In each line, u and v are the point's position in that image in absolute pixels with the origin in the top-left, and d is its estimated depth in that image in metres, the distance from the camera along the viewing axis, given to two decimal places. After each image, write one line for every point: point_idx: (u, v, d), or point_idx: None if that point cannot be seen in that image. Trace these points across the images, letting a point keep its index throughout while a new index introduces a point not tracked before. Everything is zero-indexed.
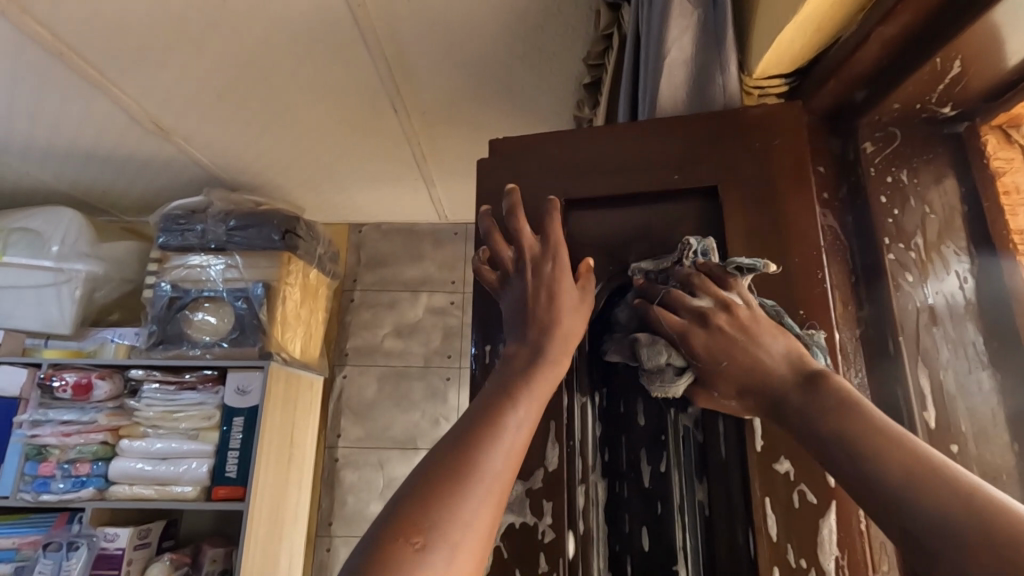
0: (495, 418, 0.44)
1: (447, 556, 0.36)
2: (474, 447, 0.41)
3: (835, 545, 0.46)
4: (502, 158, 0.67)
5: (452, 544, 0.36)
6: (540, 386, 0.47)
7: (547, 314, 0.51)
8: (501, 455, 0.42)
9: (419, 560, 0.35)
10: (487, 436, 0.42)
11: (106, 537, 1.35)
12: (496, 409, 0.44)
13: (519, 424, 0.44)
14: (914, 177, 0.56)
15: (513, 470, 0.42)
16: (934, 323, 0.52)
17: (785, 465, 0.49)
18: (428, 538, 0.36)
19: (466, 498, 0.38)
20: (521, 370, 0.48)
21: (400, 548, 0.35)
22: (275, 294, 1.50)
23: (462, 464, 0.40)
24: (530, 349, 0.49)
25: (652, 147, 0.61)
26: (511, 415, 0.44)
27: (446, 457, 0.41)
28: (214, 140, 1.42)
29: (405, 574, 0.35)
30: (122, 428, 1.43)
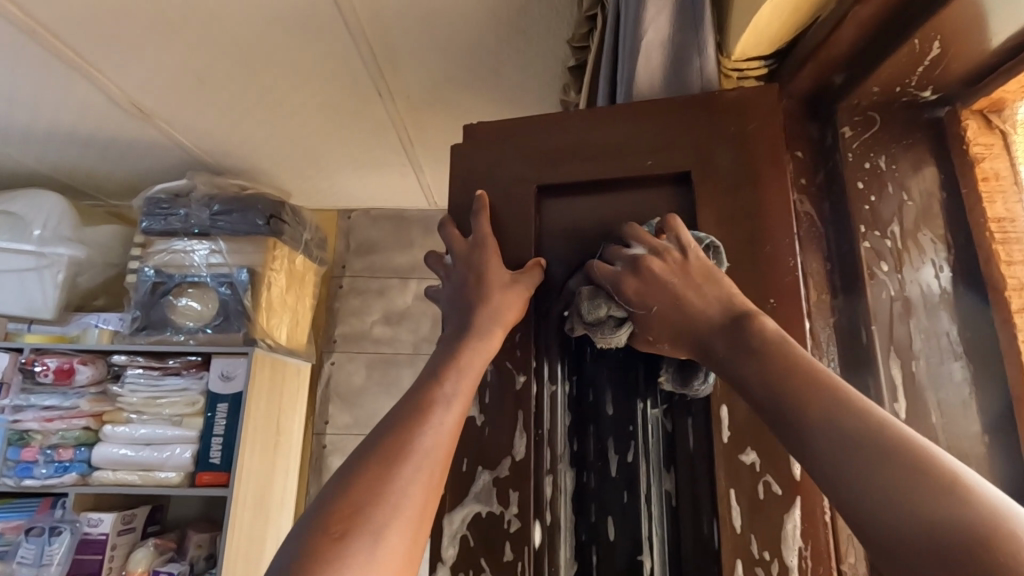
0: (425, 406, 0.45)
1: (371, 540, 0.37)
2: (400, 433, 0.43)
3: (798, 537, 0.46)
4: (475, 145, 0.65)
5: (377, 530, 0.38)
6: (468, 370, 0.49)
7: (476, 293, 0.54)
8: (428, 439, 0.44)
9: (342, 547, 0.36)
10: (415, 423, 0.44)
11: (89, 521, 1.35)
12: (426, 396, 0.46)
13: (445, 408, 0.46)
14: (892, 164, 0.55)
15: (441, 452, 0.44)
16: (908, 312, 0.51)
17: (751, 456, 0.48)
18: (352, 524, 0.37)
19: (390, 484, 0.40)
20: (452, 352, 0.51)
21: (321, 538, 0.36)
22: (260, 280, 1.48)
23: (387, 449, 0.42)
24: (461, 330, 0.52)
25: (625, 131, 0.59)
26: (439, 402, 0.46)
27: (374, 447, 0.42)
28: (196, 123, 1.40)
29: (330, 560, 0.35)
30: (106, 414, 1.42)
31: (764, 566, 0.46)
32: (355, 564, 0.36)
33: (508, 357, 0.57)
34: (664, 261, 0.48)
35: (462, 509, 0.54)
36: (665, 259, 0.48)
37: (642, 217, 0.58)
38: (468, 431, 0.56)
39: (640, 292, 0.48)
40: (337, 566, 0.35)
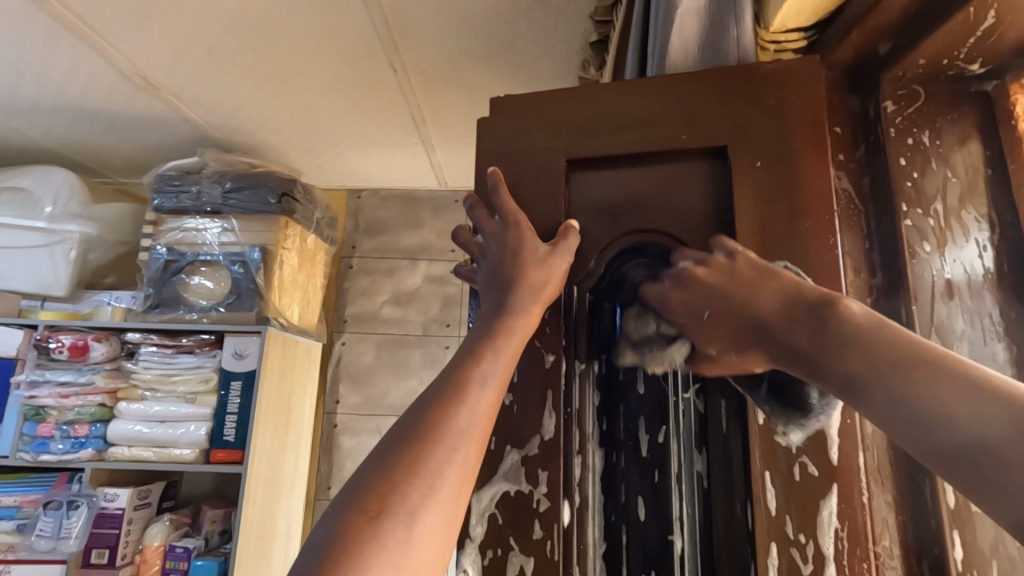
0: (461, 383, 0.45)
1: (406, 518, 0.37)
2: (436, 411, 0.42)
3: (835, 517, 0.45)
4: (502, 118, 0.64)
5: (411, 508, 0.37)
6: (506, 345, 0.48)
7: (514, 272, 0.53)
8: (465, 416, 0.43)
9: (375, 528, 0.36)
10: (451, 400, 0.43)
11: (106, 496, 1.36)
12: (462, 374, 0.45)
13: (481, 388, 0.45)
14: (936, 139, 0.53)
15: (480, 430, 0.43)
16: (951, 292, 0.50)
17: (787, 438, 0.47)
18: (386, 505, 0.37)
19: (425, 465, 0.39)
20: (489, 330, 0.49)
21: (354, 519, 0.37)
22: (273, 259, 1.48)
23: (424, 427, 0.41)
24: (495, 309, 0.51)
25: (659, 104, 0.58)
26: (476, 380, 0.45)
27: (409, 426, 0.42)
28: (207, 97, 1.38)
29: (365, 539, 0.36)
30: (120, 390, 1.43)
31: (800, 548, 0.45)
32: (389, 545, 0.36)
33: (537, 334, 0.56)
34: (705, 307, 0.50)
35: (490, 487, 0.54)
36: (711, 266, 0.49)
37: (675, 192, 0.57)
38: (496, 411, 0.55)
39: (687, 302, 0.50)
40: (371, 547, 0.36)
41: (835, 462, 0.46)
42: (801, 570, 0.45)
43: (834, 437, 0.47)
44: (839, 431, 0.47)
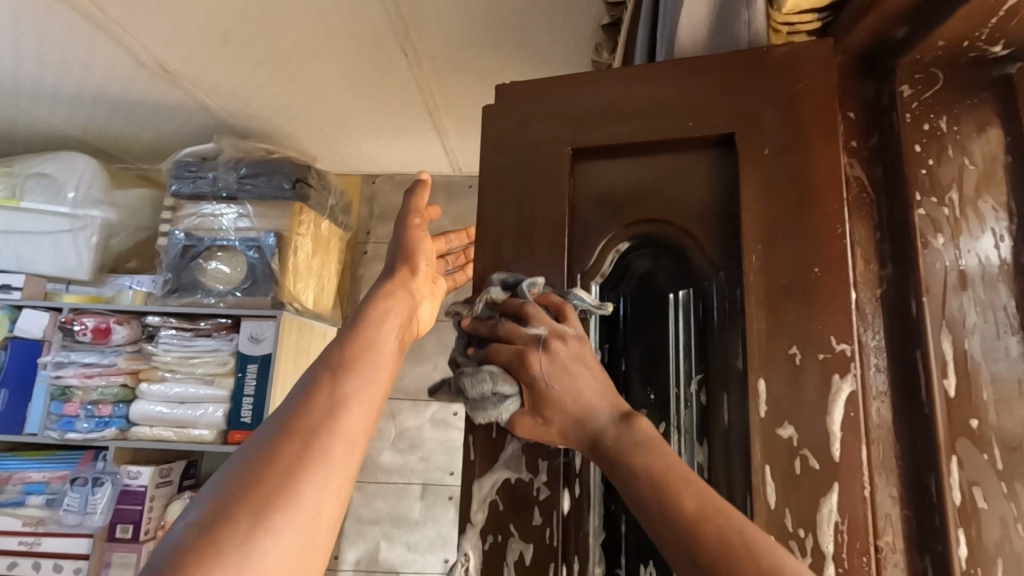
0: (319, 384, 0.47)
1: (248, 523, 0.39)
2: (293, 419, 0.45)
3: (835, 509, 0.45)
4: (507, 105, 0.63)
5: (261, 508, 0.40)
6: (370, 344, 0.51)
7: (391, 259, 0.61)
8: (321, 412, 0.45)
9: (216, 533, 0.38)
10: (308, 405, 0.46)
11: (129, 474, 1.40)
12: (327, 374, 0.48)
13: (344, 387, 0.47)
14: (953, 125, 0.51)
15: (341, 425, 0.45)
16: (965, 283, 0.48)
17: (788, 431, 0.47)
18: (227, 513, 0.39)
19: (278, 470, 0.42)
20: (357, 328, 0.53)
21: (197, 528, 0.38)
22: (287, 246, 1.50)
23: (279, 433, 0.44)
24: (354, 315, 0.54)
25: (666, 91, 0.57)
26: (337, 378, 0.48)
27: (264, 436, 0.44)
28: (222, 85, 1.39)
29: (208, 546, 0.38)
30: (141, 372, 1.47)
31: (798, 541, 0.45)
32: (229, 547, 0.38)
33: None
34: (564, 343, 0.52)
35: (491, 476, 0.54)
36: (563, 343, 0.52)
37: (681, 183, 0.56)
38: None
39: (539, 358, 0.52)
40: (209, 551, 0.37)
41: (838, 458, 0.46)
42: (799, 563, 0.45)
43: (837, 431, 0.46)
44: (842, 426, 0.46)
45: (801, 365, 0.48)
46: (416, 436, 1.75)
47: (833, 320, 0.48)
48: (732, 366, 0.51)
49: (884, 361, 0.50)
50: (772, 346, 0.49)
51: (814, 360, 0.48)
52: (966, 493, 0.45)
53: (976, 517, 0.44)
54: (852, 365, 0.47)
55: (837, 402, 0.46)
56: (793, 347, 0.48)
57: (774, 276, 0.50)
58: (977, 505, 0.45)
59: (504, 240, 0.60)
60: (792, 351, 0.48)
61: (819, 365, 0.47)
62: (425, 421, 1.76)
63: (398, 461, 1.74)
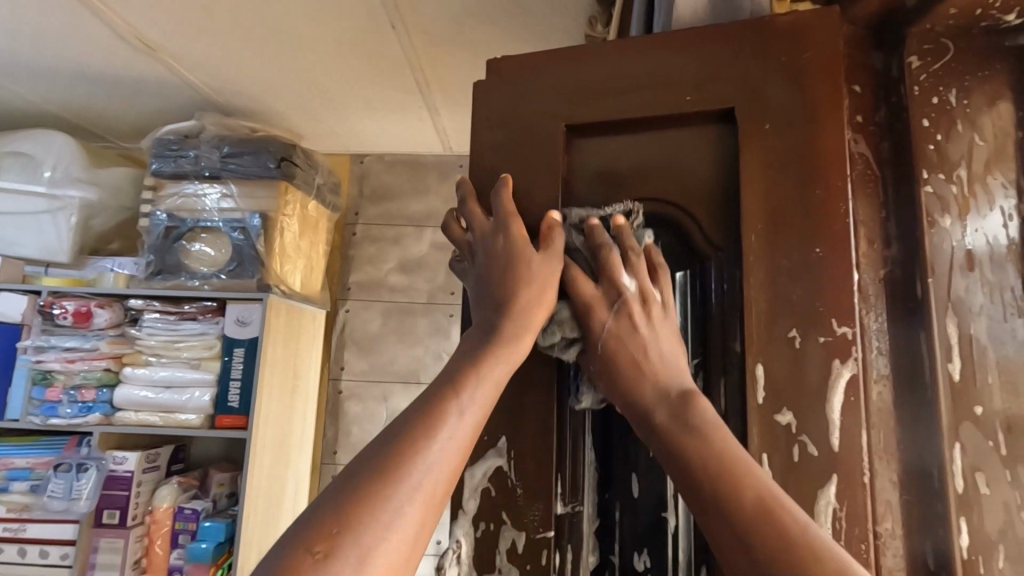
0: (438, 416, 0.44)
1: (354, 562, 0.37)
2: (406, 448, 0.42)
3: (834, 495, 0.44)
4: (499, 81, 0.60)
5: (364, 546, 0.37)
6: (489, 380, 0.47)
7: (497, 299, 0.51)
8: (434, 453, 0.43)
9: (320, 567, 0.36)
10: (423, 435, 0.43)
11: (115, 459, 1.38)
12: (440, 404, 0.45)
13: (457, 421, 0.44)
14: (963, 98, 0.49)
15: (447, 469, 0.43)
16: (970, 262, 0.47)
17: (787, 417, 0.45)
18: (333, 547, 0.37)
19: (386, 504, 0.39)
20: (474, 354, 0.49)
21: (302, 556, 0.36)
22: (273, 226, 1.46)
23: (391, 462, 0.41)
24: (483, 333, 0.50)
25: (664, 63, 0.54)
26: (452, 412, 0.45)
27: (374, 460, 0.42)
28: (204, 59, 1.33)
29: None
30: (126, 356, 1.43)
31: None
32: None
33: None
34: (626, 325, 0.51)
35: (484, 463, 0.52)
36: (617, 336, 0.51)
37: (679, 159, 0.54)
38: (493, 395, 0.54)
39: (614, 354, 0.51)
40: None
41: (836, 449, 0.44)
42: None
43: (835, 416, 0.45)
44: (841, 410, 0.44)
45: (802, 348, 0.46)
46: None
47: (834, 301, 0.46)
48: (732, 349, 0.50)
49: (886, 344, 0.48)
50: (772, 330, 0.47)
51: (816, 343, 0.46)
52: (968, 479, 0.44)
53: (978, 503, 0.43)
54: (854, 349, 0.45)
55: (836, 389, 0.45)
56: (793, 328, 0.46)
57: (774, 253, 0.48)
58: (980, 490, 0.43)
59: None
60: (792, 334, 0.46)
61: (820, 348, 0.46)
62: None
63: None
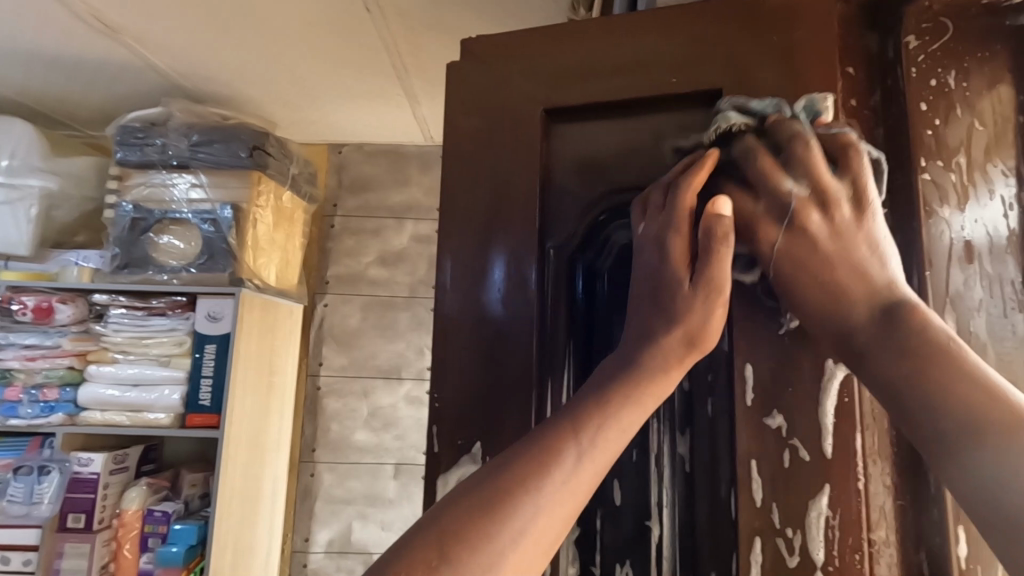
0: (552, 450, 0.38)
1: None
2: (517, 476, 0.37)
3: (825, 502, 0.41)
4: (473, 62, 0.56)
5: None
6: (614, 422, 0.39)
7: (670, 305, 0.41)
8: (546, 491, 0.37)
9: None
10: (538, 465, 0.37)
11: (79, 461, 1.32)
12: (560, 430, 0.38)
13: (577, 456, 0.38)
14: (963, 81, 0.46)
15: (558, 516, 0.36)
16: (970, 255, 0.44)
17: (777, 420, 0.43)
18: (439, 572, 0.34)
19: (494, 536, 0.35)
20: (604, 381, 0.41)
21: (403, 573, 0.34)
22: (245, 218, 1.40)
23: (492, 499, 0.36)
24: (622, 360, 0.42)
25: (649, 43, 0.51)
26: (571, 443, 0.38)
27: (488, 481, 0.37)
28: (169, 43, 1.27)
29: None
30: (90, 353, 1.37)
31: (784, 538, 0.41)
32: None
33: (507, 305, 0.51)
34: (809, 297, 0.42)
35: (458, 469, 0.50)
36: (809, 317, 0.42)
37: (663, 145, 0.51)
38: (463, 396, 0.51)
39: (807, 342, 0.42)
40: None
41: (829, 455, 0.41)
42: (786, 562, 0.41)
43: (827, 419, 0.42)
44: (834, 412, 0.42)
45: (794, 343, 0.43)
46: (390, 415, 1.70)
47: None
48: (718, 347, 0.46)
49: None
50: (760, 327, 0.44)
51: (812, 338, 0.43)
52: None
53: None
54: None
55: (828, 390, 0.42)
56: (783, 325, 0.44)
57: None
58: None
59: (471, 213, 0.54)
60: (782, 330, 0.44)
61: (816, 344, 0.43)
62: (400, 399, 1.70)
63: (372, 441, 1.69)
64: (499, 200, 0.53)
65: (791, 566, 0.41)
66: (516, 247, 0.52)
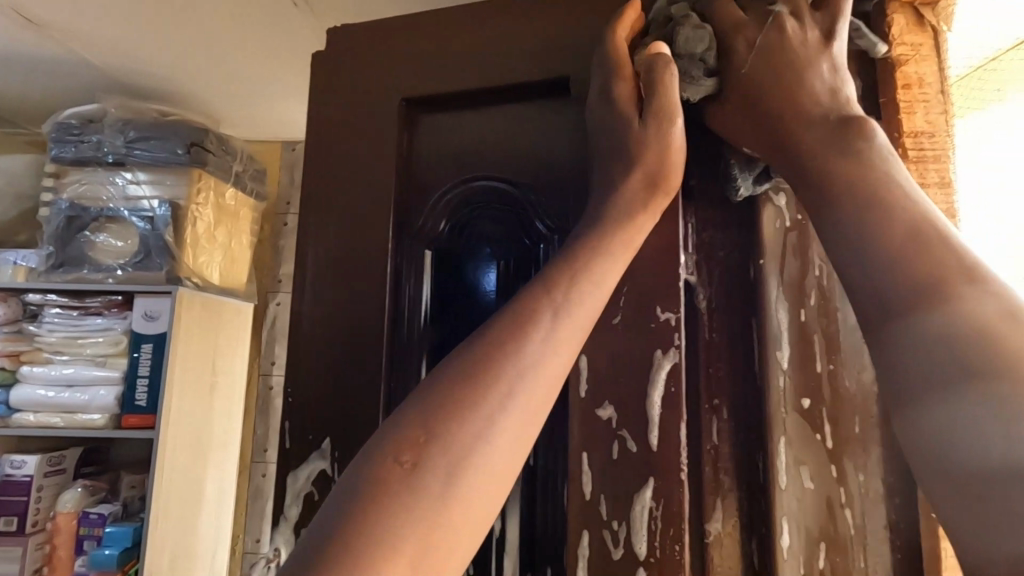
0: (528, 318, 0.35)
1: (444, 477, 0.30)
2: (492, 345, 0.34)
3: (649, 494, 0.40)
4: (340, 51, 0.55)
5: (453, 465, 0.31)
6: (587, 282, 0.37)
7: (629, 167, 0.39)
8: (528, 356, 0.34)
9: (411, 481, 0.30)
10: (512, 337, 0.34)
11: (12, 463, 1.30)
12: (529, 303, 0.36)
13: (555, 318, 0.36)
14: None
15: (543, 381, 0.34)
16: (806, 244, 0.43)
17: (607, 411, 0.42)
18: (423, 454, 0.30)
19: (477, 408, 0.32)
20: (578, 245, 0.39)
21: (386, 466, 0.30)
22: (183, 217, 1.39)
23: (471, 374, 0.33)
24: (590, 224, 0.39)
25: (501, 33, 0.50)
26: (546, 311, 0.36)
27: (459, 357, 0.34)
28: (98, 37, 1.25)
29: (380, 502, 0.29)
30: (23, 353, 1.36)
31: (610, 532, 0.41)
32: (426, 501, 0.30)
33: (359, 298, 0.51)
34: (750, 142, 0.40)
35: (307, 465, 0.49)
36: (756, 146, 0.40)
37: (515, 137, 0.50)
38: (313, 392, 0.51)
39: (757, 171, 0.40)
40: (404, 501, 0.29)
41: (655, 447, 0.41)
42: (610, 555, 0.40)
43: (654, 410, 0.41)
44: (661, 403, 0.41)
45: (626, 331, 0.43)
46: None
47: (656, 287, 0.43)
48: None
49: (719, 332, 0.44)
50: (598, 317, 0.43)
51: (645, 326, 0.42)
52: (792, 475, 0.41)
53: (801, 499, 0.41)
54: (676, 337, 0.42)
55: (657, 379, 0.41)
56: (616, 314, 0.43)
57: None
58: (804, 485, 0.41)
59: (331, 206, 0.53)
60: (615, 320, 0.43)
61: (646, 334, 0.42)
62: None
63: None
64: (357, 193, 0.52)
65: (614, 559, 0.40)
66: (371, 240, 0.51)
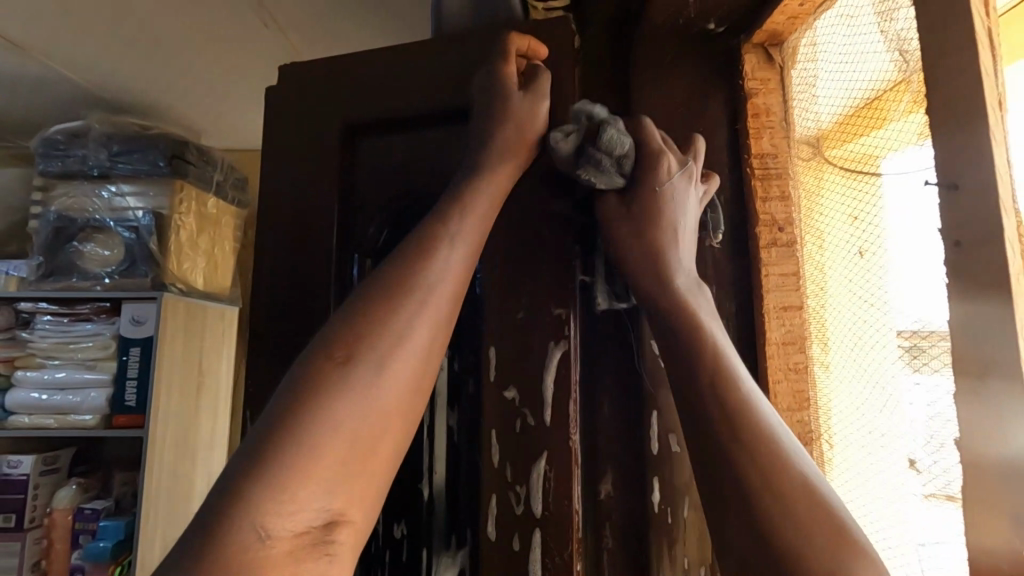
0: (428, 245, 0.41)
1: (375, 365, 0.36)
2: (400, 267, 0.39)
3: (543, 460, 0.48)
4: (290, 84, 0.63)
5: (380, 360, 0.36)
6: (479, 218, 0.43)
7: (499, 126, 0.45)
8: (431, 278, 0.40)
9: (346, 370, 0.35)
10: (416, 257, 0.40)
11: (10, 463, 1.37)
12: (432, 231, 0.41)
13: (451, 245, 0.41)
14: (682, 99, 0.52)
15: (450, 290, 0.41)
16: None
17: (511, 392, 0.50)
18: (354, 349, 0.35)
19: (396, 314, 0.38)
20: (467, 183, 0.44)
21: (323, 360, 0.35)
22: (167, 225, 1.45)
23: (386, 285, 0.38)
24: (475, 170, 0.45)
25: (426, 68, 0.57)
26: (445, 237, 0.41)
27: (371, 285, 0.39)
28: (79, 57, 1.32)
29: (309, 394, 0.33)
30: (18, 359, 1.45)
31: (513, 492, 0.49)
32: (354, 389, 0.34)
33: (307, 302, 0.59)
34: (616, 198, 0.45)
35: None
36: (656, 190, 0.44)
37: (439, 158, 0.57)
38: (269, 384, 0.59)
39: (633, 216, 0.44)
40: (337, 385, 0.34)
41: (548, 423, 0.49)
42: (512, 510, 0.49)
43: (548, 391, 0.49)
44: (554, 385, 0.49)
45: (526, 325, 0.50)
46: None
47: (550, 286, 0.50)
48: (477, 332, 0.54)
49: (608, 325, 0.52)
50: (505, 313, 0.51)
51: (541, 320, 0.50)
52: (662, 440, 0.49)
53: (672, 461, 0.49)
54: (567, 330, 0.49)
55: (550, 365, 0.49)
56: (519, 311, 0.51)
57: (509, 236, 0.52)
58: (672, 449, 0.49)
59: (284, 221, 0.61)
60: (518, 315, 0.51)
61: (542, 327, 0.50)
62: None
63: None
64: (306, 210, 0.60)
65: (517, 513, 0.49)
66: (318, 251, 0.59)
